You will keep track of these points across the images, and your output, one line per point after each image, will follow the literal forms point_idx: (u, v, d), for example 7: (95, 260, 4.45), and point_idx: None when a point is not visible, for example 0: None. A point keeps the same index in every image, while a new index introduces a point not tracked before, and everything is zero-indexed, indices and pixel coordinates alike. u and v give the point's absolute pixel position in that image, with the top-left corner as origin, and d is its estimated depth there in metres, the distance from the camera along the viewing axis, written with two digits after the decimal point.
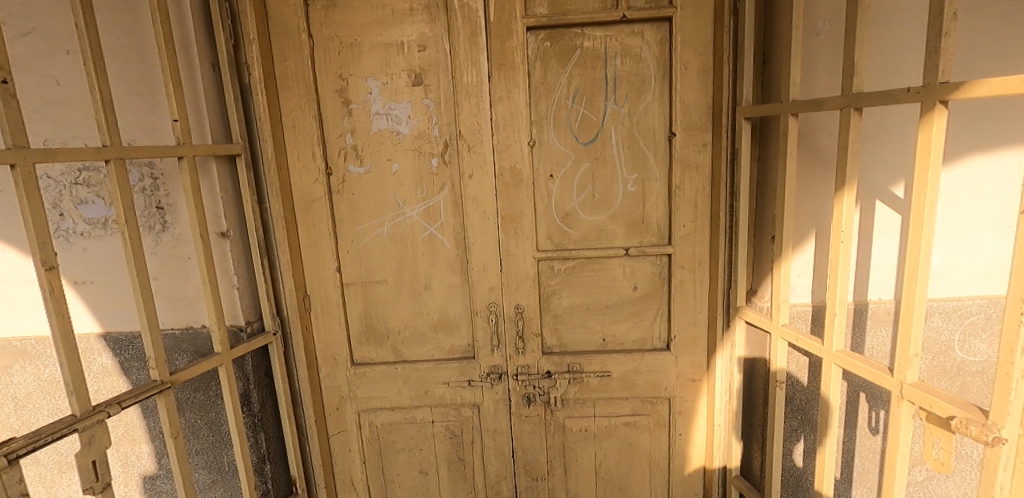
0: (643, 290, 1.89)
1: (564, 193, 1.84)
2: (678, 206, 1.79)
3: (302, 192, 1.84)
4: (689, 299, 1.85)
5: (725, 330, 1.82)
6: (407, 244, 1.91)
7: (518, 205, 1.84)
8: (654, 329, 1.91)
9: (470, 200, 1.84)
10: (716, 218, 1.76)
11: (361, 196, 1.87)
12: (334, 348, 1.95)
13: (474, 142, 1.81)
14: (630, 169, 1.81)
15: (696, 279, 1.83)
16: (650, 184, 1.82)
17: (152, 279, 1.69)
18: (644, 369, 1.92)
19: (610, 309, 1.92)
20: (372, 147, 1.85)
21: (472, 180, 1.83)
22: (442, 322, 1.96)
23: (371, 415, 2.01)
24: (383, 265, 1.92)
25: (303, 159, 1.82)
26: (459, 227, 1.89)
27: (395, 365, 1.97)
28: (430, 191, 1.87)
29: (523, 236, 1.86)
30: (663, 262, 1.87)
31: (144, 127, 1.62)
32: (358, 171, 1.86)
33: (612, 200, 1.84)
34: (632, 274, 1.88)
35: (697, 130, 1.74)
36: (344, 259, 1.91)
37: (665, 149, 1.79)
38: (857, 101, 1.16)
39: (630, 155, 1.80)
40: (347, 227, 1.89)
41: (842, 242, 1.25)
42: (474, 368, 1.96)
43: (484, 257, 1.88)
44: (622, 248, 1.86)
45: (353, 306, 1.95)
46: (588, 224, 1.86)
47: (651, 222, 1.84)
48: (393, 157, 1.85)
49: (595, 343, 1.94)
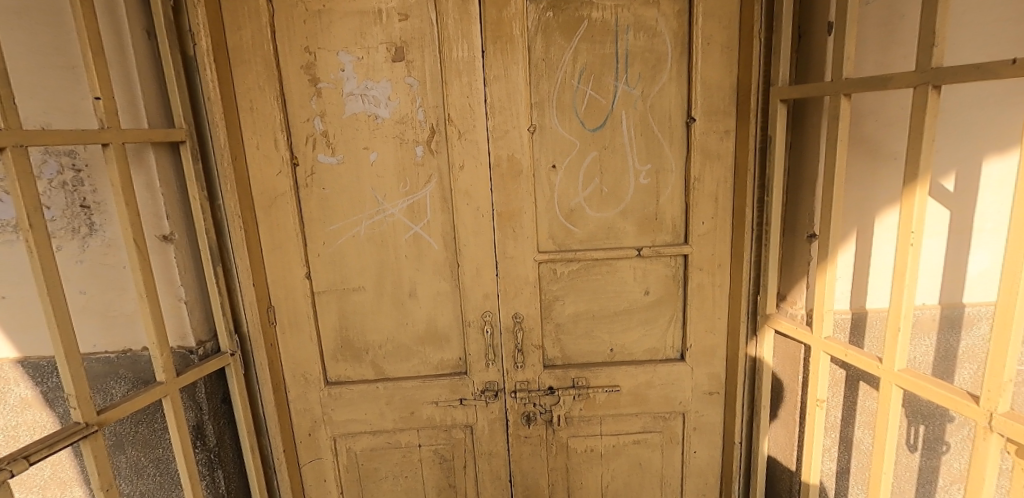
0: (656, 295, 1.69)
1: (569, 186, 1.62)
2: (697, 202, 1.59)
3: (264, 187, 1.57)
4: (708, 304, 1.66)
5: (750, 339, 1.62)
6: (388, 246, 1.66)
7: (517, 202, 1.61)
8: (667, 338, 1.72)
9: (461, 195, 1.61)
10: (739, 214, 1.57)
11: (333, 191, 1.62)
12: (305, 366, 1.69)
13: (465, 127, 1.57)
14: (643, 160, 1.60)
15: (716, 282, 1.64)
16: (666, 176, 1.61)
17: (79, 293, 1.40)
18: (657, 383, 1.73)
19: (619, 316, 1.71)
20: (347, 134, 1.59)
21: (464, 172, 1.59)
22: (429, 334, 1.73)
23: (350, 440, 1.77)
24: (361, 270, 1.67)
25: (264, 148, 1.55)
26: (449, 226, 1.65)
27: (375, 384, 1.73)
28: (414, 185, 1.62)
29: (523, 236, 1.63)
30: (679, 264, 1.67)
31: (61, 108, 1.32)
32: (329, 161, 1.60)
33: (623, 194, 1.63)
34: (643, 277, 1.68)
35: (719, 115, 1.54)
36: (315, 263, 1.66)
37: (682, 137, 1.58)
38: (938, 78, 0.97)
39: (643, 143, 1.59)
40: (319, 227, 1.64)
41: (912, 243, 1.06)
42: (467, 385, 1.74)
43: (478, 261, 1.65)
44: (634, 248, 1.65)
45: (326, 317, 1.70)
46: (595, 221, 1.65)
47: (665, 220, 1.64)
48: (370, 146, 1.60)
49: (602, 354, 1.74)
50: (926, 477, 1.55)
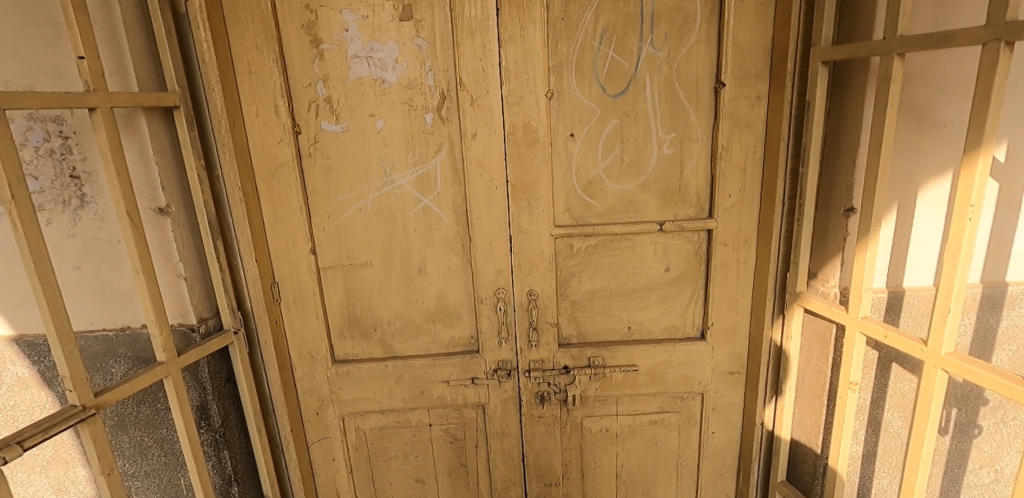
0: (677, 271, 1.62)
1: (587, 157, 1.53)
2: (724, 173, 1.50)
3: (265, 157, 1.48)
4: (731, 282, 1.58)
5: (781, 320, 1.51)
6: (396, 220, 1.58)
7: (533, 173, 1.52)
8: (687, 316, 1.65)
9: (473, 166, 1.52)
10: (769, 186, 1.48)
11: (338, 161, 1.53)
12: (311, 344, 1.64)
13: (478, 93, 1.47)
14: (667, 128, 1.50)
15: (741, 258, 1.56)
16: (691, 145, 1.51)
17: (73, 269, 1.33)
18: (675, 362, 1.67)
19: (638, 293, 1.64)
20: (352, 100, 1.49)
21: (477, 141, 1.50)
22: (439, 312, 1.66)
23: (359, 419, 1.73)
24: (368, 245, 1.60)
25: (264, 115, 1.45)
26: (460, 199, 1.57)
27: (384, 363, 1.67)
28: (423, 154, 1.54)
29: (538, 209, 1.55)
30: (702, 239, 1.59)
31: (44, 69, 1.22)
32: (333, 129, 1.51)
33: (645, 165, 1.53)
34: (664, 253, 1.60)
35: (750, 80, 1.43)
36: (320, 237, 1.58)
37: (710, 104, 1.48)
38: (1014, 33, 0.87)
39: (668, 110, 1.49)
40: (324, 199, 1.56)
41: (969, 219, 0.98)
42: (479, 364, 1.68)
43: (491, 236, 1.57)
44: (655, 223, 1.57)
45: (332, 293, 1.63)
46: (614, 194, 1.56)
47: (689, 192, 1.55)
48: (377, 113, 1.50)
49: (619, 332, 1.67)
50: (954, 460, 1.49)
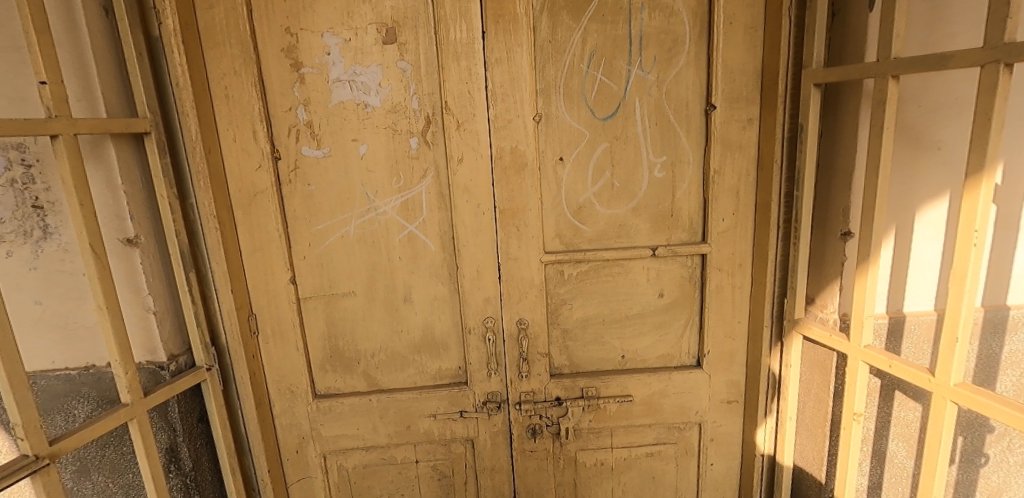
0: (671, 297, 1.57)
1: (577, 181, 1.49)
2: (717, 197, 1.46)
3: (243, 184, 1.42)
4: (727, 308, 1.54)
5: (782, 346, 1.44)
6: (380, 247, 1.53)
7: (522, 198, 1.47)
8: (682, 343, 1.60)
9: (460, 191, 1.47)
10: (763, 210, 1.44)
11: (319, 187, 1.48)
12: (290, 378, 1.56)
13: (464, 117, 1.43)
14: (658, 152, 1.47)
15: (736, 284, 1.52)
16: (682, 169, 1.48)
17: (34, 304, 1.25)
18: (671, 392, 1.61)
19: (631, 320, 1.59)
20: (334, 124, 1.45)
21: (463, 166, 1.45)
22: (426, 342, 1.59)
23: (342, 457, 1.64)
24: (351, 274, 1.54)
25: (242, 140, 1.40)
26: (446, 225, 1.51)
27: (368, 397, 1.60)
28: (408, 180, 1.49)
29: (527, 235, 1.50)
30: (695, 264, 1.54)
31: (7, 95, 1.17)
32: (314, 154, 1.46)
33: (636, 189, 1.50)
34: (657, 278, 1.56)
35: (741, 102, 1.41)
36: (301, 266, 1.52)
37: (701, 126, 1.45)
38: (1013, 55, 0.85)
39: (658, 133, 1.46)
40: (305, 227, 1.50)
41: (974, 245, 0.95)
42: (467, 397, 1.61)
43: (479, 263, 1.51)
44: (648, 248, 1.53)
45: (314, 324, 1.56)
46: (605, 219, 1.52)
47: (681, 216, 1.51)
48: (360, 137, 1.46)
49: (613, 361, 1.62)
50: (961, 490, 1.44)
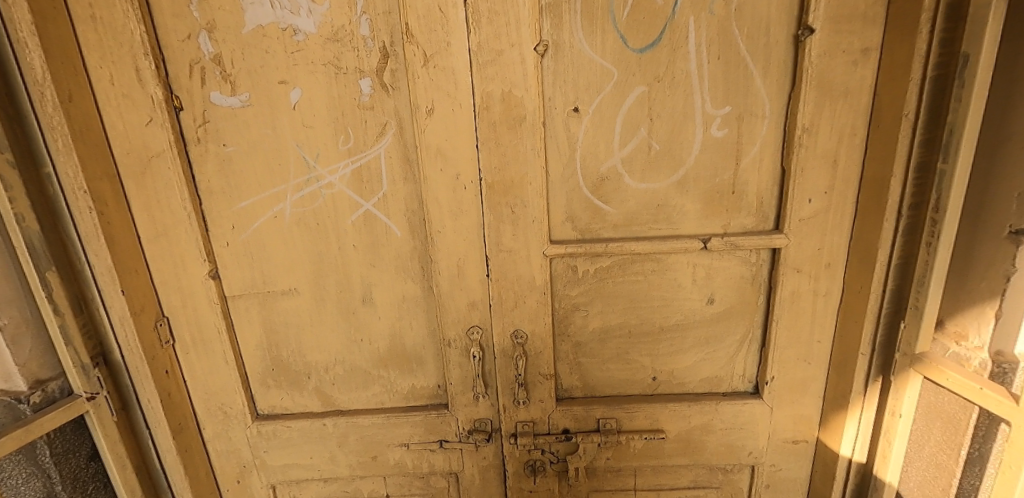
0: (725, 305, 1.15)
1: (598, 142, 1.05)
2: (803, 168, 1.01)
3: (130, 145, 1.03)
4: (804, 322, 1.11)
5: (891, 388, 1.02)
6: (328, 233, 1.13)
7: (519, 167, 1.04)
8: (734, 364, 1.20)
9: (430, 156, 1.04)
10: (873, 188, 0.98)
11: (241, 150, 1.07)
12: (222, 396, 1.22)
13: (434, 47, 0.98)
14: (718, 101, 1.01)
15: (819, 290, 1.09)
16: (753, 125, 1.02)
17: None
18: (718, 427, 1.21)
19: (667, 334, 1.18)
20: (252, 61, 1.02)
21: (436, 121, 1.02)
22: (394, 354, 1.22)
23: (294, 488, 1.32)
24: (291, 266, 1.15)
25: (122, 83, 0.99)
26: (415, 203, 1.10)
27: (321, 420, 1.25)
28: (361, 139, 1.06)
29: (527, 220, 1.07)
30: (763, 261, 1.11)
31: None
32: (229, 103, 1.04)
33: (683, 155, 1.05)
34: (707, 279, 1.13)
35: (852, 23, 0.93)
36: (224, 256, 1.14)
37: (784, 62, 0.99)
38: None
39: (721, 73, 1.00)
40: (225, 203, 1.11)
41: None
42: (448, 424, 1.24)
43: (461, 256, 1.11)
44: (696, 239, 1.09)
45: (248, 330, 1.20)
46: (637, 196, 1.08)
47: (747, 193, 1.07)
48: (290, 79, 1.03)
49: (640, 384, 1.23)
50: None
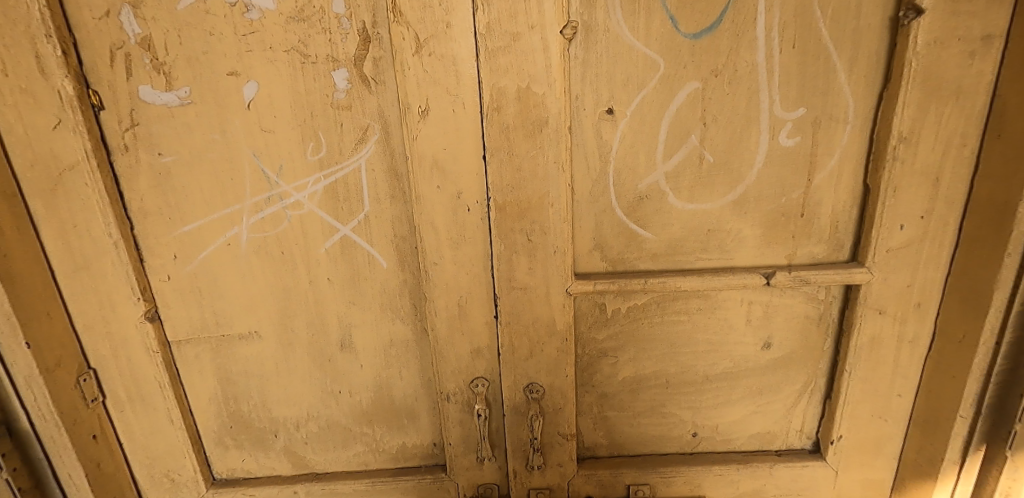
0: (785, 350, 0.95)
1: (636, 152, 0.83)
2: (896, 187, 0.80)
3: (35, 154, 0.79)
4: (883, 373, 0.91)
5: (1009, 466, 0.87)
6: (296, 264, 0.90)
7: (538, 185, 0.82)
8: (791, 418, 1.00)
9: (425, 171, 0.82)
10: (986, 214, 0.78)
11: (182, 161, 0.84)
12: (168, 461, 0.99)
13: (429, 29, 0.75)
14: (790, 102, 0.80)
15: (904, 335, 0.88)
16: (831, 132, 0.81)
17: None
18: (772, 493, 1.02)
19: (712, 383, 0.98)
20: (192, 46, 0.78)
21: (432, 125, 0.79)
22: (381, 408, 1.00)
23: None
24: (250, 305, 0.92)
25: (20, 74, 0.76)
26: (406, 227, 0.88)
27: (293, 487, 1.03)
28: (336, 148, 0.84)
29: (547, 250, 0.86)
30: (833, 297, 0.90)
31: None
32: (163, 100, 0.81)
33: (743, 169, 0.84)
34: (764, 320, 0.93)
35: (974, 2, 0.71)
36: (165, 292, 0.91)
37: (877, 52, 0.77)
38: None
39: (796, 65, 0.78)
40: (164, 228, 0.87)
41: None
42: (446, 490, 1.03)
43: (463, 293, 0.89)
44: (757, 273, 0.88)
45: (199, 381, 0.97)
46: (683, 220, 0.87)
47: (819, 216, 0.86)
48: (242, 69, 0.80)
49: (677, 442, 1.03)
50: None
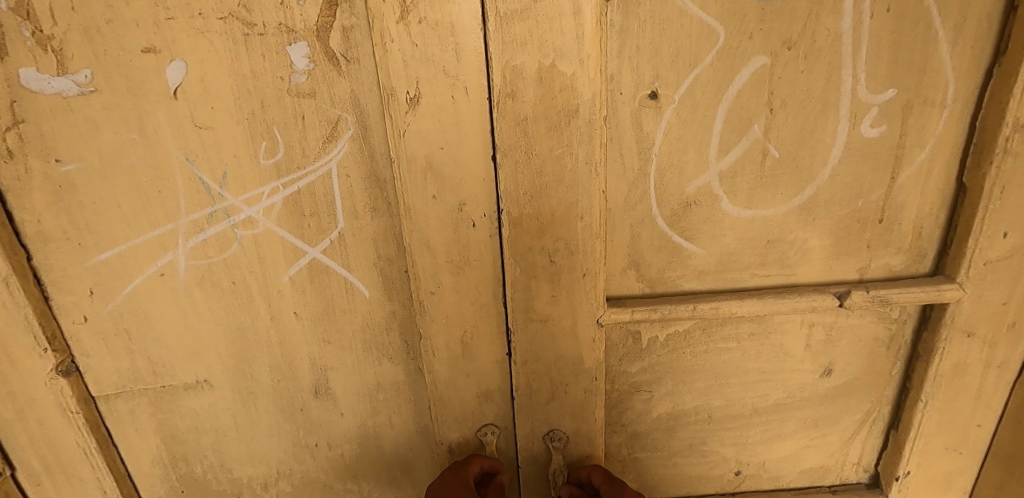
0: (847, 377, 0.80)
1: (684, 147, 0.66)
2: (1004, 187, 0.65)
3: None
4: (964, 403, 0.77)
5: None
6: (255, 296, 0.71)
7: (563, 192, 0.65)
8: (849, 451, 0.86)
9: (418, 177, 0.64)
10: None
11: (91, 170, 0.63)
12: None
13: None
14: (879, 82, 0.63)
15: (993, 361, 0.74)
16: (924, 118, 0.65)
17: None
18: None
19: (760, 416, 0.83)
20: (87, 12, 0.57)
21: (426, 117, 0.61)
22: (367, 459, 0.83)
23: None
24: (199, 347, 0.74)
25: None
26: (394, 247, 0.70)
27: None
28: (298, 149, 0.64)
29: (572, 272, 0.69)
30: (908, 317, 0.76)
31: None
32: (55, 88, 0.59)
33: (814, 166, 0.67)
34: (826, 344, 0.78)
35: None
36: (82, 337, 0.71)
37: (996, 15, 0.60)
38: None
39: (891, 33, 0.60)
40: (73, 258, 0.67)
41: None
42: None
43: (468, 328, 0.72)
44: (828, 293, 0.73)
45: (137, 439, 0.78)
46: (739, 229, 0.71)
47: (900, 222, 0.70)
48: (162, 44, 0.59)
49: (718, 482, 0.88)
50: None
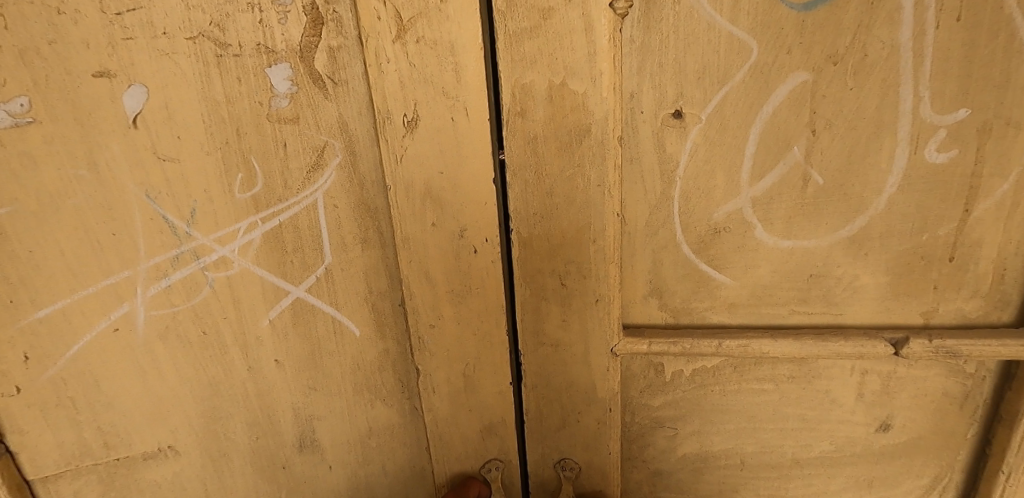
0: (908, 434, 0.72)
1: (713, 170, 0.60)
2: None
3: None
4: None
5: None
6: (225, 347, 0.62)
7: (575, 215, 0.58)
8: None
9: (416, 204, 0.56)
10: None
11: (31, 215, 0.53)
12: None
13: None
14: (948, 101, 0.55)
15: None
16: (1009, 142, 0.56)
17: None
18: None
19: (804, 470, 0.76)
20: (23, 31, 0.47)
21: (424, 141, 0.54)
22: None
23: None
24: (159, 409, 0.64)
25: None
26: (385, 279, 0.61)
27: None
28: (278, 180, 0.55)
29: (584, 297, 0.62)
30: (986, 373, 0.67)
31: None
32: None
33: (866, 195, 0.60)
34: (883, 395, 0.70)
35: None
36: (14, 410, 0.60)
37: None
38: None
39: (962, 46, 0.52)
40: (5, 319, 0.56)
41: None
42: None
43: (469, 358, 0.66)
44: (882, 340, 0.66)
45: None
46: (775, 261, 0.64)
47: (976, 261, 0.62)
48: (115, 67, 0.49)
49: None
50: None
